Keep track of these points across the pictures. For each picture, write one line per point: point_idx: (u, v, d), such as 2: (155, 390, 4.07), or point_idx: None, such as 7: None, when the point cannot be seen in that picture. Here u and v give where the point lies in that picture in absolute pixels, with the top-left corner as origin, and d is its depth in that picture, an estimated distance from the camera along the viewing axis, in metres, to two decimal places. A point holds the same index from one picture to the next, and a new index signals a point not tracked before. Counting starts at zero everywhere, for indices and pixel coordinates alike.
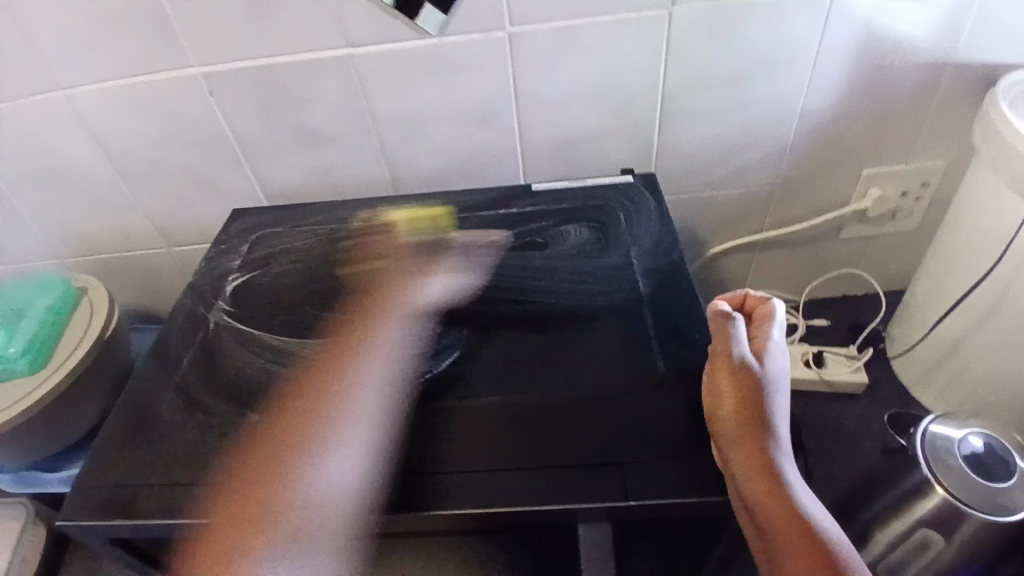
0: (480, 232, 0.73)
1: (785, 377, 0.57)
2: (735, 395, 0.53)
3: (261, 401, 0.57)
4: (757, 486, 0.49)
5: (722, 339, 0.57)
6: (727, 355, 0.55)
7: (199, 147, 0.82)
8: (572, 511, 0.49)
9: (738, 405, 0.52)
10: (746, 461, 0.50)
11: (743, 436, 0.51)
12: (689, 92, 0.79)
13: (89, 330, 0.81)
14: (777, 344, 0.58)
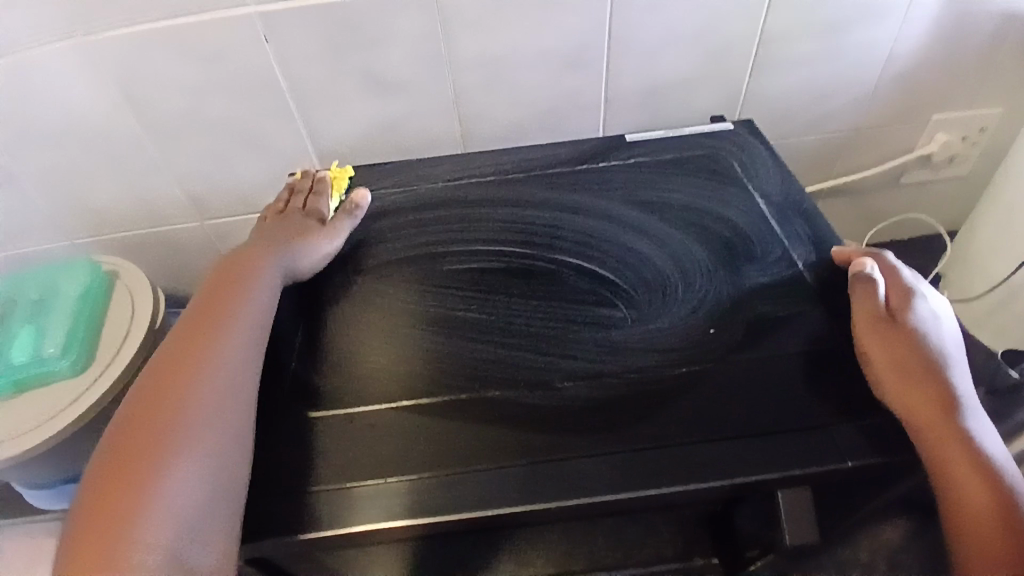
0: (584, 188, 0.68)
1: (937, 322, 0.52)
2: (891, 352, 0.50)
3: (404, 387, 0.51)
4: (941, 454, 0.45)
5: (864, 299, 0.53)
6: (873, 313, 0.52)
7: (246, 101, 0.72)
8: (778, 480, 0.45)
9: (898, 364, 0.49)
10: (927, 427, 0.46)
11: (914, 392, 0.47)
12: (786, 38, 0.75)
13: (134, 310, 0.71)
14: (919, 293, 0.54)
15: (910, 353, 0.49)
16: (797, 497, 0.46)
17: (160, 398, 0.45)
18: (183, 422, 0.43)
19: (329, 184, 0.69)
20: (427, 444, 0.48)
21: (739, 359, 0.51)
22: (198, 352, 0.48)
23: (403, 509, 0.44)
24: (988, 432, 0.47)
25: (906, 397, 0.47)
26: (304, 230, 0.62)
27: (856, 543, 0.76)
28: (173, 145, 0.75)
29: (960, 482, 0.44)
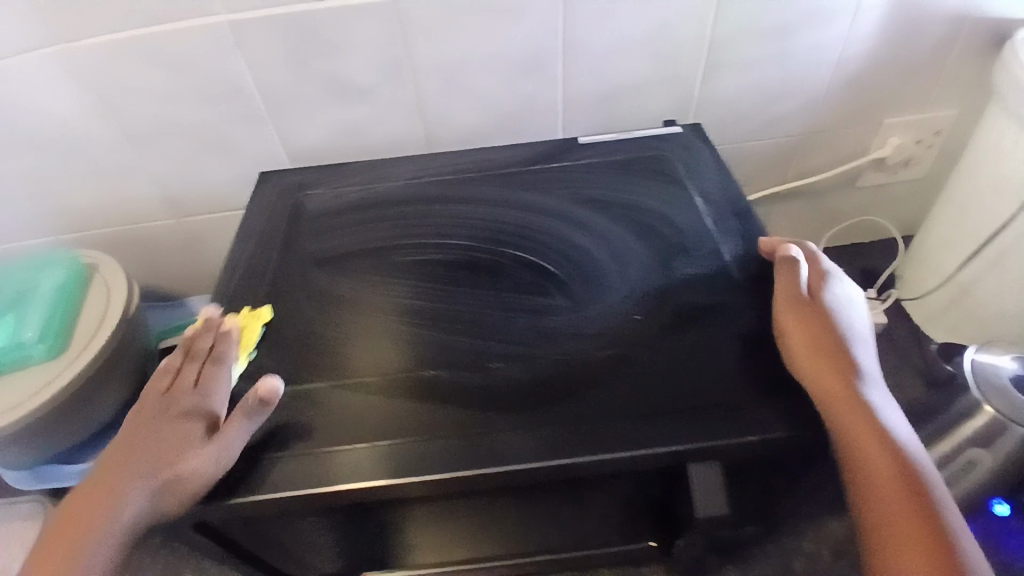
0: (535, 186, 0.71)
1: (853, 304, 0.55)
2: (806, 329, 0.52)
3: (349, 368, 0.55)
4: (846, 426, 0.47)
5: (786, 281, 0.56)
6: (793, 294, 0.55)
7: (219, 104, 0.76)
8: (693, 452, 0.48)
9: (811, 341, 0.52)
10: (835, 398, 0.48)
11: (824, 366, 0.50)
12: (733, 45, 0.79)
13: (110, 303, 0.75)
14: (838, 277, 0.57)
15: (824, 330, 0.52)
16: (710, 471, 0.49)
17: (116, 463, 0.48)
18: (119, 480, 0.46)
19: (234, 341, 0.55)
20: (366, 419, 0.51)
21: (666, 343, 0.55)
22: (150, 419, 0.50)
23: (341, 477, 0.48)
24: (889, 406, 0.50)
25: (817, 370, 0.50)
26: (186, 440, 0.48)
27: (801, 530, 0.78)
28: (150, 146, 0.79)
29: (865, 452, 0.47)
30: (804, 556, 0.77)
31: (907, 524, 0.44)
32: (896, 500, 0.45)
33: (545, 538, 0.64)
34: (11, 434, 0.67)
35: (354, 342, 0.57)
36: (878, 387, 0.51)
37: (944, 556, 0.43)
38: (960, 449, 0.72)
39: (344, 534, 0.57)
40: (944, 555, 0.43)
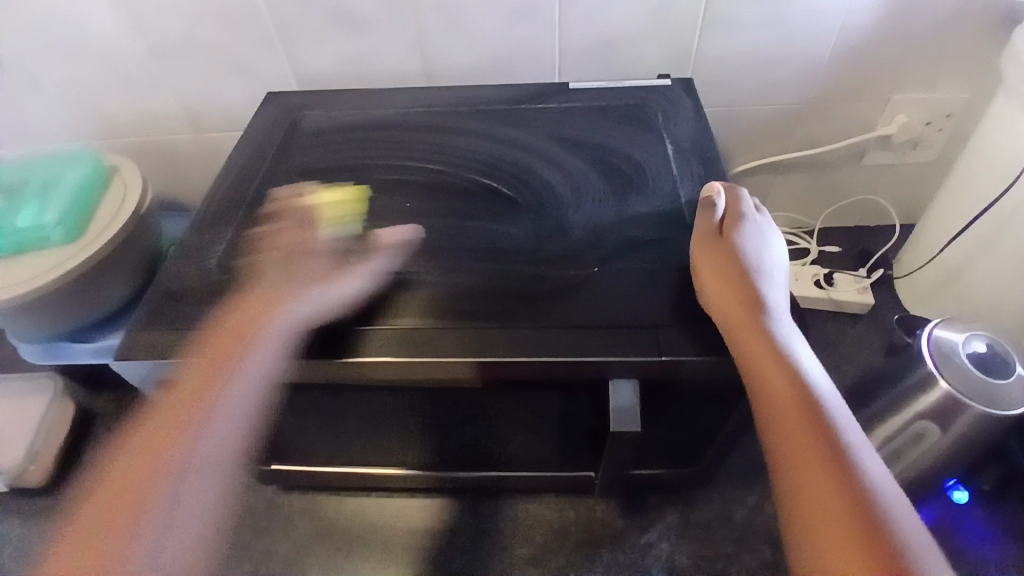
0: (516, 122, 0.74)
1: (763, 245, 0.59)
2: (716, 267, 0.56)
3: (311, 263, 0.60)
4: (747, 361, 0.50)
5: (702, 223, 0.59)
6: (706, 236, 0.58)
7: (234, 24, 0.81)
8: (613, 366, 0.52)
9: (720, 277, 0.55)
10: (735, 327, 0.51)
11: (728, 301, 0.53)
12: (732, 3, 0.79)
13: (123, 206, 0.81)
14: (752, 219, 0.60)
15: (733, 268, 0.55)
16: (629, 388, 0.53)
17: (159, 442, 0.50)
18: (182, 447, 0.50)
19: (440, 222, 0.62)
20: (318, 306, 0.57)
21: (603, 270, 0.58)
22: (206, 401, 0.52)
23: (288, 351, 0.54)
24: (793, 337, 0.53)
25: (722, 305, 0.53)
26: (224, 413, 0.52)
27: (744, 487, 0.80)
28: (173, 62, 0.85)
29: (766, 386, 0.49)
30: (747, 508, 0.78)
31: (805, 441, 0.47)
32: (795, 422, 0.48)
33: (484, 453, 0.69)
34: (26, 307, 0.76)
35: (319, 245, 0.62)
36: (781, 320, 0.53)
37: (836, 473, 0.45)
38: (911, 421, 0.68)
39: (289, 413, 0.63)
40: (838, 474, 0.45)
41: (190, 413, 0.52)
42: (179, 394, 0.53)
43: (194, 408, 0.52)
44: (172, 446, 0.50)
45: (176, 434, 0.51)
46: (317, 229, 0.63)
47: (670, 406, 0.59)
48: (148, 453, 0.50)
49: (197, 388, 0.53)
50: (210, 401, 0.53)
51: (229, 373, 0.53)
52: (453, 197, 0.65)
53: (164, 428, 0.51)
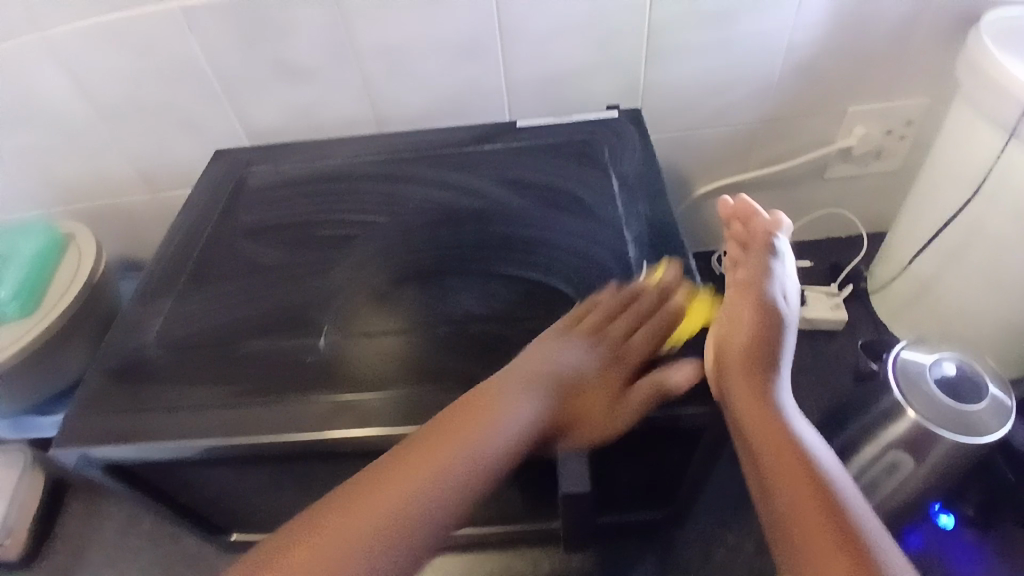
0: (462, 167, 0.73)
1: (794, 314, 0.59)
2: (752, 318, 0.56)
3: (254, 329, 0.59)
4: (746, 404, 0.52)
5: (759, 269, 0.59)
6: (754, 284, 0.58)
7: (180, 85, 0.81)
8: (554, 425, 0.51)
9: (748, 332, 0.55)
10: (746, 385, 0.52)
11: (747, 359, 0.53)
12: (676, 31, 0.79)
13: (69, 288, 0.79)
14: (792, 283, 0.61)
15: (767, 325, 0.56)
16: (574, 461, 0.50)
17: (409, 472, 0.48)
18: (422, 488, 0.48)
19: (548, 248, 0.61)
20: (260, 376, 0.56)
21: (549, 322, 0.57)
22: (488, 423, 0.50)
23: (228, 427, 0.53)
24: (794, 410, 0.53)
25: (740, 360, 0.53)
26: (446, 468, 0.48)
27: (725, 521, 0.78)
28: (124, 127, 0.85)
29: (765, 431, 0.50)
30: (728, 545, 0.76)
31: (804, 496, 0.46)
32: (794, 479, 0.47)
33: None
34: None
35: (262, 310, 0.61)
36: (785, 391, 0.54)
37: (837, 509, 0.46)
38: (884, 450, 0.66)
39: (245, 487, 0.61)
40: (837, 513, 0.45)
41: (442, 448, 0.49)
42: (423, 432, 0.50)
43: (451, 449, 0.49)
44: (393, 493, 0.47)
45: (422, 468, 0.48)
46: (261, 293, 0.62)
47: (628, 457, 0.57)
48: (364, 500, 0.47)
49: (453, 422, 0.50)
50: (481, 442, 0.49)
51: (501, 413, 0.50)
52: (397, 249, 0.64)
53: (387, 466, 0.49)
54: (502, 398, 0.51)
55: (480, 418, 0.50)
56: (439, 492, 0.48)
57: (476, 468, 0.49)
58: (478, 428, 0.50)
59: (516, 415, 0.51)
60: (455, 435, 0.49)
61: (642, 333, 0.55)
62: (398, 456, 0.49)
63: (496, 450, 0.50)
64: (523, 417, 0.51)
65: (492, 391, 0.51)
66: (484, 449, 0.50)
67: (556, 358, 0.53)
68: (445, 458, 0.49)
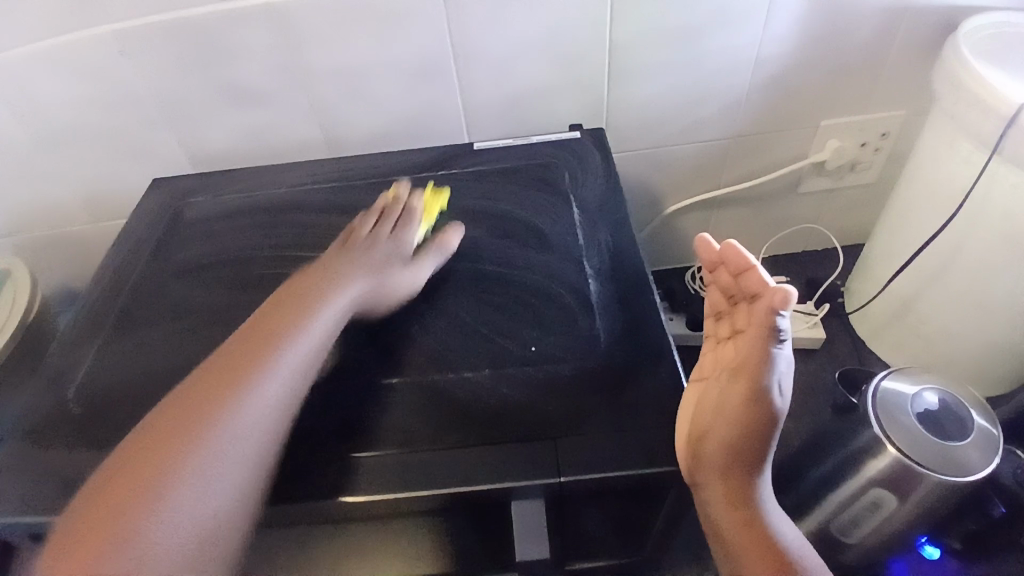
0: (415, 196, 0.68)
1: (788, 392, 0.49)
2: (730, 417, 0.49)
3: (183, 381, 0.54)
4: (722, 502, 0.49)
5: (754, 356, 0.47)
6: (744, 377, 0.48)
7: (113, 111, 0.75)
8: (508, 489, 0.47)
9: (726, 427, 0.49)
10: (712, 493, 0.49)
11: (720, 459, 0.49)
12: (641, 46, 0.75)
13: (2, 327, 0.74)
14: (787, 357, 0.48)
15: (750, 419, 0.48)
16: (530, 522, 0.48)
17: (200, 400, 0.45)
18: (208, 434, 0.44)
19: (417, 217, 0.63)
20: None
21: (505, 370, 0.52)
22: (262, 354, 0.48)
23: None
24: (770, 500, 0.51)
25: (712, 464, 0.48)
26: (234, 386, 0.46)
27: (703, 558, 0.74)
28: (55, 155, 0.79)
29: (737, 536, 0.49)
30: None
31: None
32: None
33: None
34: None
35: (194, 360, 0.56)
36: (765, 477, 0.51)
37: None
38: (864, 488, 0.63)
39: None
40: None
41: (226, 384, 0.46)
42: (207, 367, 0.48)
43: (213, 392, 0.45)
44: (180, 438, 0.43)
45: (205, 400, 0.45)
46: (196, 340, 0.57)
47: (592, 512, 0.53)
48: (143, 455, 0.42)
49: (217, 363, 0.48)
50: (259, 367, 0.47)
51: (279, 338, 0.49)
52: None
53: (183, 402, 0.45)
54: (278, 327, 0.50)
55: (271, 332, 0.50)
56: (243, 420, 0.45)
57: (282, 384, 0.47)
58: (281, 343, 0.49)
59: (300, 323, 0.51)
60: (225, 376, 0.47)
61: (603, 382, 0.51)
62: (190, 388, 0.46)
63: (296, 362, 0.48)
64: (336, 320, 0.52)
65: (257, 329, 0.50)
66: (282, 361, 0.48)
67: (342, 280, 0.55)
68: (236, 374, 0.47)
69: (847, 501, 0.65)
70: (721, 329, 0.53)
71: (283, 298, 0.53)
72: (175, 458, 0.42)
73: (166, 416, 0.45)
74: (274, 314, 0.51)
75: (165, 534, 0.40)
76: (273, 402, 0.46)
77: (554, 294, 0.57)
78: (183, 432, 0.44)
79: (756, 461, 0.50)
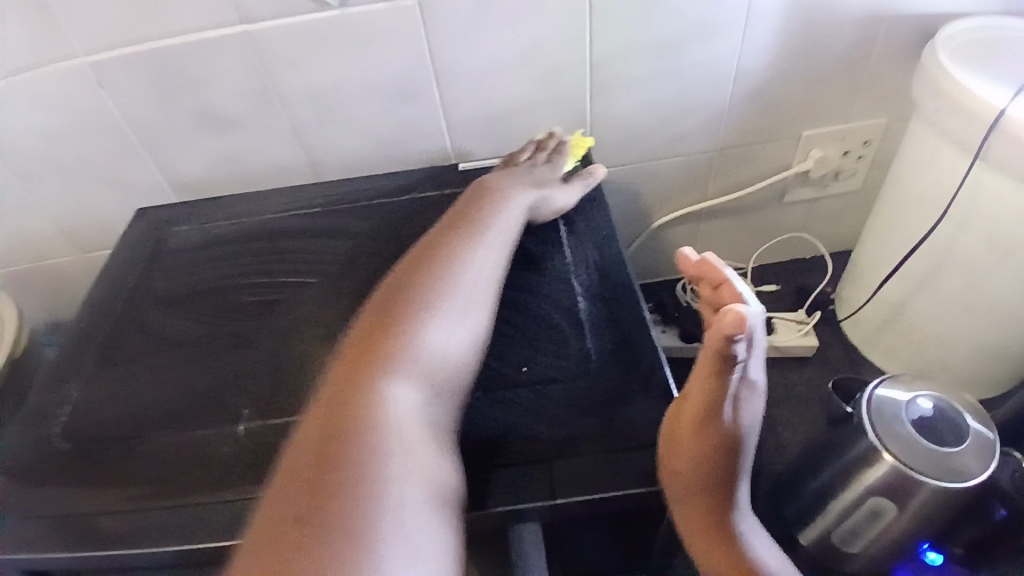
0: (402, 218, 0.68)
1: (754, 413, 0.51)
2: (698, 447, 0.49)
3: (169, 414, 0.53)
4: (688, 521, 0.50)
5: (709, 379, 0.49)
6: (706, 402, 0.49)
7: (93, 142, 0.75)
8: (503, 515, 0.46)
9: (695, 461, 0.49)
10: (685, 520, 0.50)
11: (690, 490, 0.49)
12: (621, 62, 0.76)
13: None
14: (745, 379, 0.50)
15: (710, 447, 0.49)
16: (527, 543, 0.48)
17: (365, 365, 0.48)
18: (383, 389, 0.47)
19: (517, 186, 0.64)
20: (176, 472, 0.50)
21: (496, 393, 0.52)
22: (412, 316, 0.51)
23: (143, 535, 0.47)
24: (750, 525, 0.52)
25: (686, 497, 0.49)
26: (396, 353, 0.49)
27: None
28: (36, 187, 0.79)
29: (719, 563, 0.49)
30: None
31: None
32: None
33: None
34: None
35: (179, 392, 0.55)
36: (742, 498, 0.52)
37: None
38: (863, 498, 0.62)
39: None
40: None
41: (388, 348, 0.49)
42: (354, 345, 0.50)
43: (377, 359, 0.49)
44: (354, 405, 0.46)
45: (374, 364, 0.48)
46: (181, 371, 0.57)
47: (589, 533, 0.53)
48: (337, 423, 0.45)
49: (373, 335, 0.50)
50: (418, 326, 0.51)
51: (419, 302, 0.52)
52: (329, 315, 0.59)
53: (357, 370, 0.48)
54: (415, 296, 0.53)
55: (415, 297, 0.53)
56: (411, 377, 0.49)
57: (443, 336, 0.51)
58: (426, 309, 0.52)
59: (435, 286, 0.54)
60: (379, 344, 0.50)
61: (595, 401, 0.51)
62: (348, 360, 0.49)
63: (444, 322, 0.52)
64: (474, 279, 0.55)
65: (396, 291, 0.53)
66: (440, 317, 0.52)
67: (462, 245, 0.57)
68: (393, 339, 0.50)
69: (846, 511, 0.65)
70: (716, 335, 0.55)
71: (402, 271, 0.55)
72: (390, 356, 0.49)
73: (344, 386, 0.47)
74: (402, 285, 0.54)
75: (401, 485, 0.42)
76: (438, 361, 0.50)
77: (544, 312, 0.57)
78: (359, 404, 0.46)
79: (724, 485, 0.51)
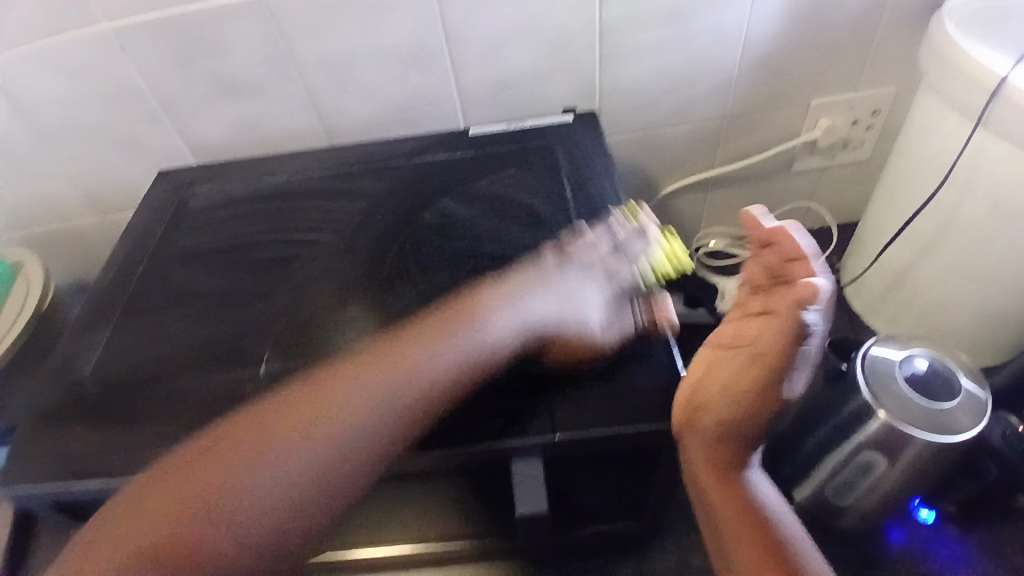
0: (414, 179, 0.70)
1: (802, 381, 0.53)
2: (727, 383, 0.54)
3: (193, 359, 0.57)
4: (702, 462, 0.54)
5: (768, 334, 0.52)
6: (756, 354, 0.52)
7: (115, 106, 0.78)
8: (505, 449, 0.50)
9: (726, 396, 0.53)
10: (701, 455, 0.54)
11: (717, 424, 0.54)
12: (629, 29, 0.77)
13: (17, 320, 0.76)
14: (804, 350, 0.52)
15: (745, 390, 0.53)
16: (528, 481, 0.51)
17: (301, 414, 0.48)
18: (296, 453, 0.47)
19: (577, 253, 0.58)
20: (201, 409, 0.53)
21: None
22: (371, 382, 0.50)
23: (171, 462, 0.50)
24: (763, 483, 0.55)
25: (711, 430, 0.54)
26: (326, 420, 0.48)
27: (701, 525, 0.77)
28: (61, 150, 0.82)
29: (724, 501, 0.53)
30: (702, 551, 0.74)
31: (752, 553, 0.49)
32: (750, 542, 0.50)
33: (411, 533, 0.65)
34: None
35: (203, 339, 0.58)
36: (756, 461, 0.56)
37: (772, 546, 0.49)
38: (855, 452, 0.65)
39: None
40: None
41: (325, 407, 0.49)
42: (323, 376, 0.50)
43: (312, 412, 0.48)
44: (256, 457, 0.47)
45: (306, 415, 0.48)
46: (205, 321, 0.60)
47: (588, 477, 0.56)
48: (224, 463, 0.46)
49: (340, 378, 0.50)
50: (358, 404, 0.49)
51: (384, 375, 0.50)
52: (344, 268, 0.62)
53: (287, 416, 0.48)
54: (403, 354, 0.51)
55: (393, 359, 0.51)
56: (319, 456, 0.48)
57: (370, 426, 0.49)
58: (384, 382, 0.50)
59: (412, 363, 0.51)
60: (320, 397, 0.49)
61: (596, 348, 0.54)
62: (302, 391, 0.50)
63: (382, 415, 0.49)
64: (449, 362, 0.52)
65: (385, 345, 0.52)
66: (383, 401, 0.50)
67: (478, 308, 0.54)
68: (336, 398, 0.49)
69: (839, 465, 0.67)
70: (751, 303, 0.55)
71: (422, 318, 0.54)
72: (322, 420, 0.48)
73: (258, 426, 0.48)
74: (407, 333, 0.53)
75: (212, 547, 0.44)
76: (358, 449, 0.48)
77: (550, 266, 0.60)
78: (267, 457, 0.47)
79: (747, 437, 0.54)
